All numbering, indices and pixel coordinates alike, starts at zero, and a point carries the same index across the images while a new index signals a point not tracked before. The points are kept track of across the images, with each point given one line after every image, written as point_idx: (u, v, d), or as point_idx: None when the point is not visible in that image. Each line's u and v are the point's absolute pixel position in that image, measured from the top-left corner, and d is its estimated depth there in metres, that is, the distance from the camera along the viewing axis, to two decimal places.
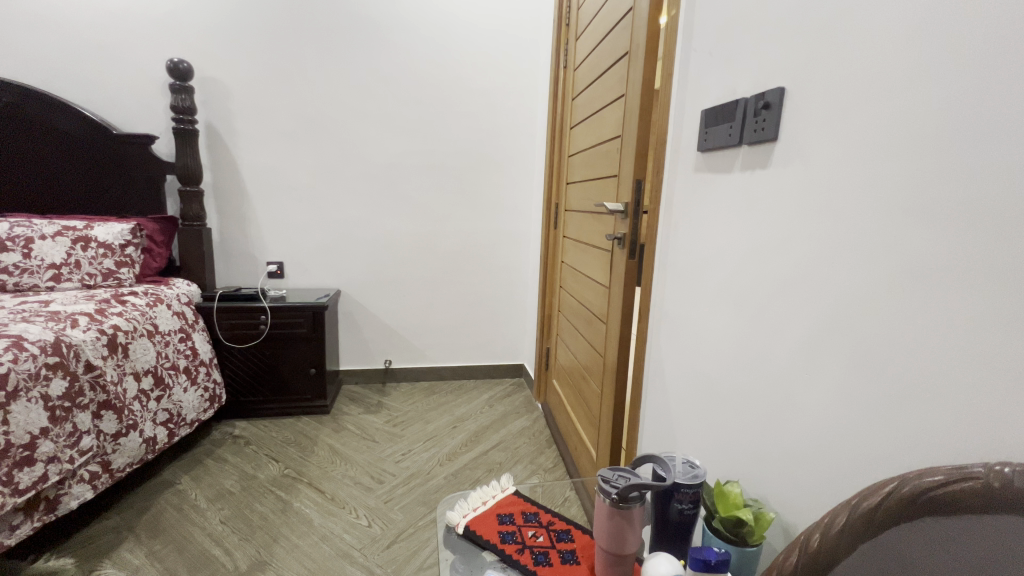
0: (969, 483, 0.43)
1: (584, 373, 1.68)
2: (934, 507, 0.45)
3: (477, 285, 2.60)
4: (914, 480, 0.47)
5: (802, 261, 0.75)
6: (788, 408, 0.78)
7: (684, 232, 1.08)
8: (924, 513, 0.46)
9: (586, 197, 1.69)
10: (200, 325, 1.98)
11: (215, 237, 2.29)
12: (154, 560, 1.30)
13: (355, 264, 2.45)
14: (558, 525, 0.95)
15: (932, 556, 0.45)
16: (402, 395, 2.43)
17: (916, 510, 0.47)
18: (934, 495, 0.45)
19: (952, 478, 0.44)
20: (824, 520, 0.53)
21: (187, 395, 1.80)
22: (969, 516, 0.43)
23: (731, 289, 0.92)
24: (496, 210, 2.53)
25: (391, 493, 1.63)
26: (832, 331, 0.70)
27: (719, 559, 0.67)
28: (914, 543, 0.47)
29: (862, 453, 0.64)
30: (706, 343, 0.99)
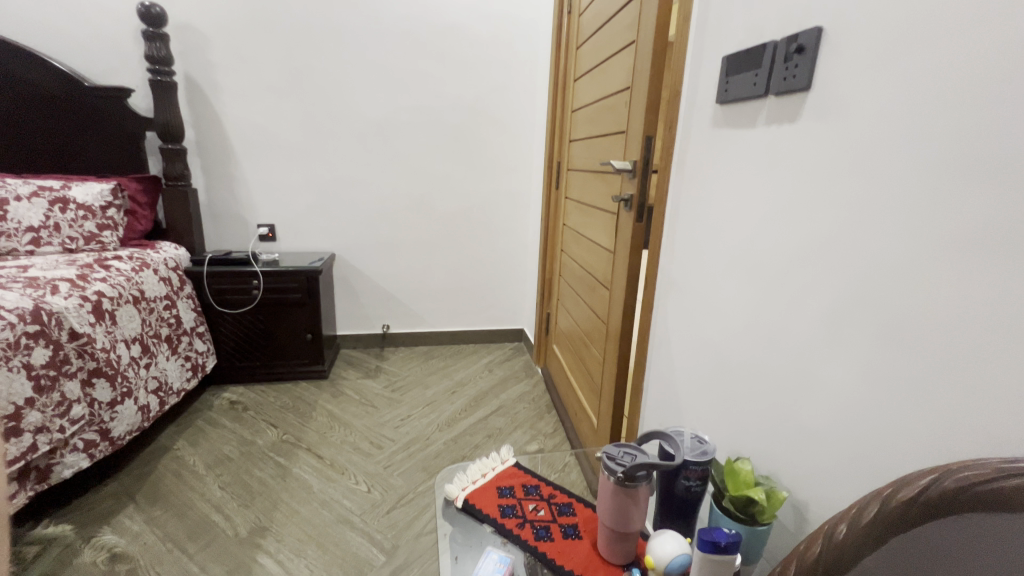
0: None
1: (585, 339, 1.64)
2: (981, 503, 0.40)
3: (476, 249, 2.52)
4: (956, 473, 0.43)
5: (828, 226, 0.68)
6: (804, 384, 0.73)
7: (696, 193, 1.01)
8: (968, 509, 0.41)
9: (591, 156, 1.59)
10: (185, 291, 1.93)
11: (202, 198, 2.20)
12: (154, 526, 1.30)
13: (349, 227, 2.36)
14: (560, 498, 0.93)
15: (975, 551, 0.41)
16: (400, 360, 2.41)
17: (958, 505, 0.42)
18: (981, 490, 0.41)
19: (1002, 474, 0.40)
20: (851, 511, 0.49)
21: (169, 364, 1.77)
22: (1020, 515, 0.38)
23: (747, 256, 0.85)
24: (495, 169, 2.42)
25: (390, 459, 1.62)
26: (858, 303, 0.64)
27: (729, 540, 0.64)
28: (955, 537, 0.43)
29: (885, 435, 0.60)
30: (718, 312, 0.93)
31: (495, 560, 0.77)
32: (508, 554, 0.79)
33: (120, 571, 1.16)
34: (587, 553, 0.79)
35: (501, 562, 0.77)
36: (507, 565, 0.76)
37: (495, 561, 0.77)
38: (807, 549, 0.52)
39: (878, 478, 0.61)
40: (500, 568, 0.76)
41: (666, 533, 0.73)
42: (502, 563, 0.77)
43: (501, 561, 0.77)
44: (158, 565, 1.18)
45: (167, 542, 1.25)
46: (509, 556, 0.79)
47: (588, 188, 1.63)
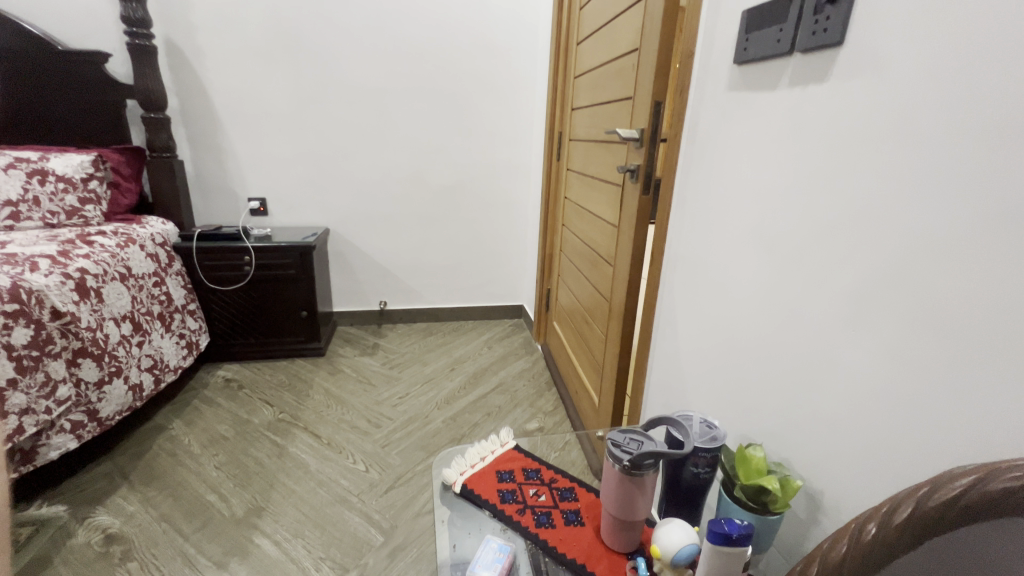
0: None
1: (587, 316, 1.60)
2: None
3: (474, 223, 2.45)
4: (1002, 474, 0.38)
5: (857, 197, 0.63)
6: (822, 368, 0.69)
7: (709, 163, 0.94)
8: (1016, 514, 0.37)
9: (595, 125, 1.51)
10: (175, 267, 1.87)
11: (190, 171, 2.12)
12: (149, 507, 1.28)
13: (343, 201, 2.29)
14: (561, 483, 0.89)
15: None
16: (398, 337, 2.38)
17: (1003, 508, 0.37)
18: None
19: None
20: (882, 510, 0.45)
21: (164, 342, 1.73)
22: None
23: (764, 231, 0.80)
24: (494, 141, 2.33)
25: (388, 437, 1.60)
26: (887, 282, 0.59)
27: (741, 533, 0.61)
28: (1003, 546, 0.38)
29: (912, 424, 0.56)
30: (730, 290, 0.88)
31: (495, 549, 0.75)
32: (508, 542, 0.77)
33: (115, 552, 1.14)
34: (590, 540, 0.76)
35: (501, 550, 0.74)
36: (507, 554, 0.74)
37: (495, 550, 0.75)
38: (830, 548, 0.48)
39: (902, 469, 0.57)
40: (501, 556, 0.73)
41: (673, 522, 0.70)
42: (501, 552, 0.74)
43: (501, 549, 0.75)
44: (153, 546, 1.16)
45: (162, 523, 1.23)
46: (509, 544, 0.76)
47: (591, 159, 1.55)
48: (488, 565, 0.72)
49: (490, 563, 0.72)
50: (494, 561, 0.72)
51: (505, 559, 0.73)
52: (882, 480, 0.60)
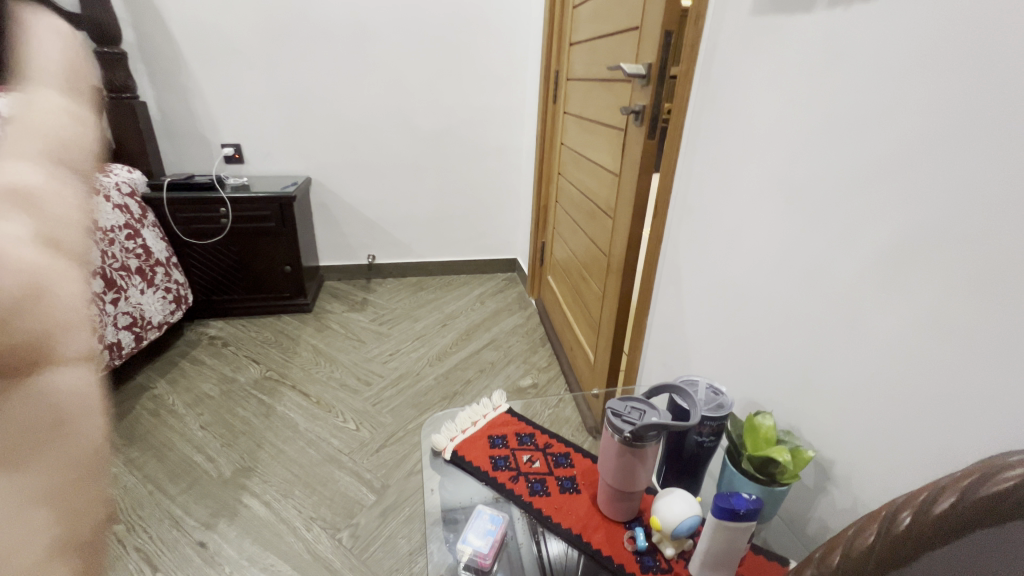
0: None
1: (583, 272, 1.53)
2: None
3: (465, 172, 2.32)
4: None
5: (903, 140, 0.54)
6: (843, 332, 0.63)
7: (725, 103, 0.84)
8: None
9: (596, 61, 1.37)
10: (150, 219, 1.75)
11: (155, 114, 1.96)
12: (133, 468, 1.25)
13: (324, 147, 2.14)
14: (557, 448, 0.85)
15: None
16: (388, 292, 2.31)
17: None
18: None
19: None
20: (920, 498, 0.40)
21: (147, 297, 1.65)
22: None
23: (785, 180, 0.71)
24: (485, 82, 2.16)
25: (379, 395, 1.57)
26: (931, 240, 0.52)
27: (750, 508, 0.56)
28: None
29: (947, 396, 0.50)
30: (742, 246, 0.81)
31: (487, 521, 0.71)
32: (501, 513, 0.73)
33: None
34: (586, 509, 0.73)
35: (492, 523, 0.71)
36: (499, 526, 0.70)
37: (487, 522, 0.71)
38: (854, 536, 0.43)
39: (931, 445, 0.52)
40: (492, 529, 0.70)
41: (675, 493, 0.66)
42: (494, 524, 0.71)
43: (494, 521, 0.71)
44: (138, 508, 1.14)
45: (147, 484, 1.20)
46: (502, 514, 0.73)
47: (591, 101, 1.43)
48: (478, 539, 0.69)
49: (481, 536, 0.69)
50: (485, 535, 0.69)
51: (497, 533, 0.69)
52: (906, 454, 0.55)
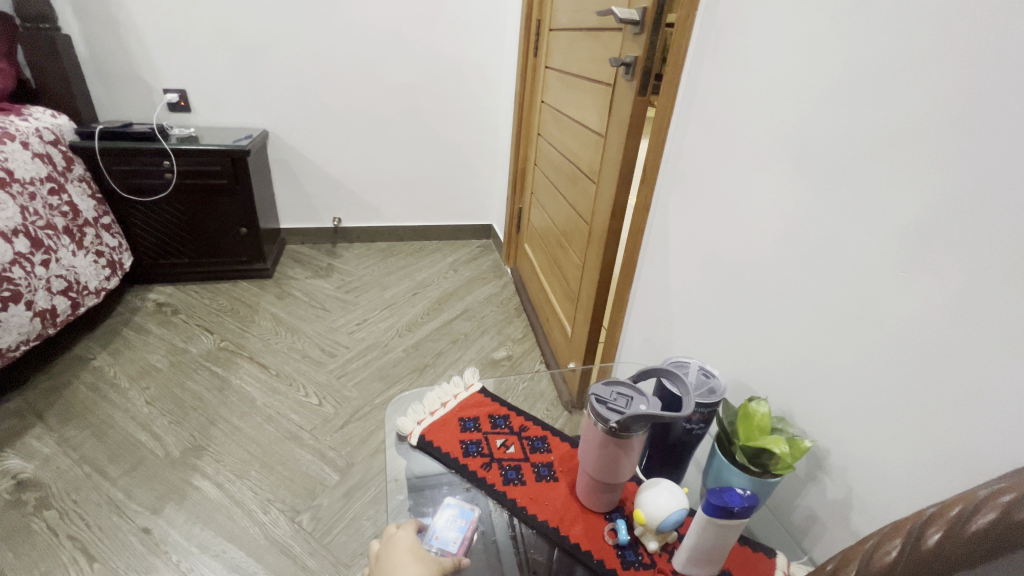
0: None
1: (562, 239, 1.45)
2: None
3: (437, 131, 2.17)
4: None
5: (943, 93, 0.46)
6: (852, 313, 0.57)
7: (728, 54, 0.75)
8: None
9: (583, 8, 1.25)
10: (77, 172, 1.56)
11: (82, 52, 1.72)
12: (69, 448, 1.14)
13: (282, 98, 1.95)
14: (533, 431, 0.80)
15: None
16: (355, 257, 2.18)
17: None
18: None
19: None
20: (953, 514, 0.35)
21: (78, 260, 1.49)
22: None
23: (795, 142, 0.64)
24: (460, 29, 1.98)
25: (344, 368, 1.48)
26: (968, 212, 0.45)
27: (744, 506, 0.51)
28: None
29: (971, 388, 0.45)
30: (740, 216, 0.74)
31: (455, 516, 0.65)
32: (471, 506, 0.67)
33: (29, 501, 1.01)
34: (564, 499, 0.68)
35: (462, 517, 0.65)
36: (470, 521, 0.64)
37: (455, 517, 0.65)
38: (874, 550, 0.39)
39: (945, 439, 0.47)
40: (462, 525, 0.64)
41: (661, 484, 0.61)
42: (464, 518, 0.65)
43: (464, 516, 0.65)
44: (74, 492, 1.04)
45: (84, 466, 1.10)
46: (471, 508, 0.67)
47: (575, 53, 1.31)
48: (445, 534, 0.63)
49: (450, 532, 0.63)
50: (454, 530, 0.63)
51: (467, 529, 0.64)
52: (916, 446, 0.50)
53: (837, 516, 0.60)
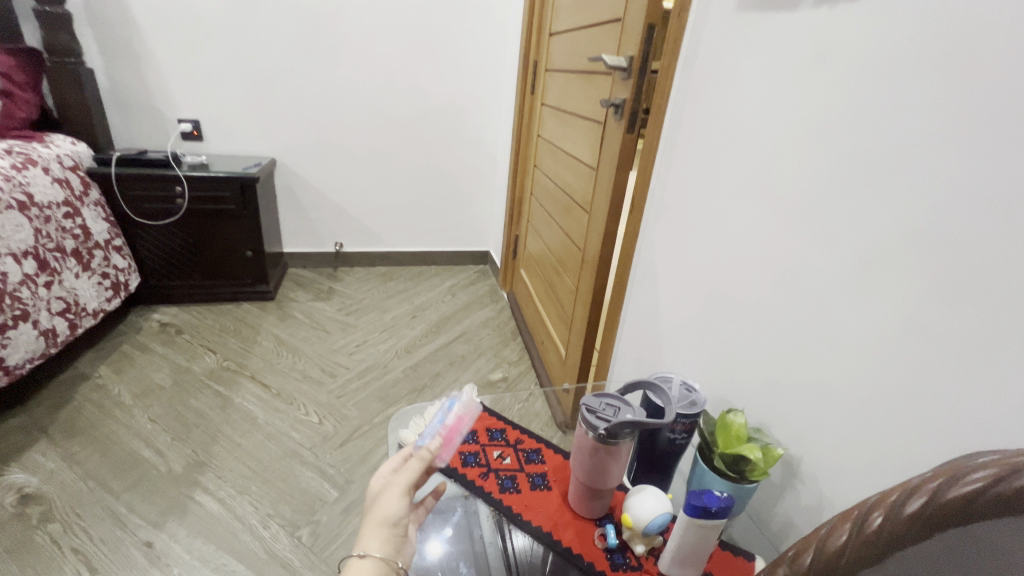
0: None
1: (557, 265, 1.52)
2: None
3: (438, 161, 2.27)
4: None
5: (885, 140, 0.53)
6: (819, 333, 0.63)
7: (707, 98, 0.83)
8: None
9: (577, 53, 1.35)
10: (92, 197, 1.63)
11: (103, 84, 1.82)
12: (72, 464, 1.16)
13: (291, 129, 2.04)
14: (528, 444, 0.84)
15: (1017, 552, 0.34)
16: (355, 281, 2.24)
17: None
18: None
19: None
20: (890, 497, 0.39)
21: (81, 282, 1.53)
22: None
23: (765, 179, 0.71)
24: (463, 67, 2.11)
25: (344, 388, 1.51)
26: (912, 242, 0.51)
27: (721, 506, 0.56)
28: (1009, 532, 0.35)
29: (920, 398, 0.50)
30: (720, 244, 0.81)
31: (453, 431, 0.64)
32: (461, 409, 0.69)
33: (33, 514, 1.03)
34: (558, 506, 0.72)
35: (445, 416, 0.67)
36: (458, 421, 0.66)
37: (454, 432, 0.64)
38: (826, 535, 0.42)
39: (902, 444, 0.52)
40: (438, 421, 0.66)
41: (646, 490, 0.66)
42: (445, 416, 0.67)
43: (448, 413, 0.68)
44: (78, 506, 1.06)
45: (88, 481, 1.12)
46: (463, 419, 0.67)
47: (570, 92, 1.41)
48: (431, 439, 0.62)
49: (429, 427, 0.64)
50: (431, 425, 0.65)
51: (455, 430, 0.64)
52: (877, 452, 0.55)
53: (812, 522, 0.64)
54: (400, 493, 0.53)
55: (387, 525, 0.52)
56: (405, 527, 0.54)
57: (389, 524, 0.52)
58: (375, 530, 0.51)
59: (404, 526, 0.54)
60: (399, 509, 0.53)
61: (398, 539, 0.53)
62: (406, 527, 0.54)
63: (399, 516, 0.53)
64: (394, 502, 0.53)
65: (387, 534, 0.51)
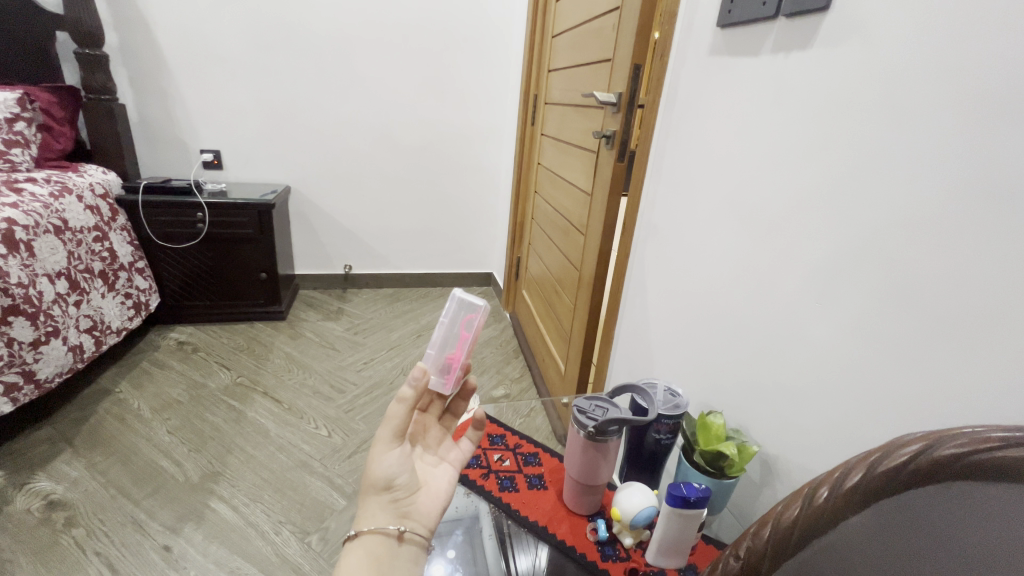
0: (1002, 452, 0.34)
1: (556, 285, 1.60)
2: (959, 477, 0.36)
3: (444, 187, 2.38)
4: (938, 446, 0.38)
5: (831, 169, 0.61)
6: (785, 340, 0.69)
7: (686, 131, 0.92)
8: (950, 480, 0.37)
9: (573, 87, 1.46)
10: (119, 222, 1.74)
11: (133, 118, 1.95)
12: (96, 472, 1.22)
13: (305, 158, 2.17)
14: (526, 448, 0.91)
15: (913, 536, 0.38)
16: (363, 302, 2.32)
17: (946, 473, 0.37)
18: (976, 459, 0.35)
19: (982, 446, 0.35)
20: (834, 474, 0.44)
21: (106, 301, 1.62)
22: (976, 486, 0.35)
23: (736, 202, 0.78)
24: (467, 100, 2.24)
25: (352, 403, 1.57)
26: (855, 257, 0.58)
27: (699, 496, 0.62)
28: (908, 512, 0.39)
29: (869, 395, 0.57)
30: (700, 261, 0.88)
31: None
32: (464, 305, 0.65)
33: (58, 519, 1.09)
34: (553, 503, 0.78)
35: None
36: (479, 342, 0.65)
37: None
38: (782, 512, 0.47)
39: (857, 438, 0.58)
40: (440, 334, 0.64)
41: (634, 486, 0.71)
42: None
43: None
44: (100, 512, 1.12)
45: (110, 488, 1.18)
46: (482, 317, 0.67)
47: (567, 124, 1.51)
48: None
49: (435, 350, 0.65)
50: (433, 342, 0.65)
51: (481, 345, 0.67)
52: (837, 447, 0.61)
53: None
54: (381, 455, 0.54)
55: (375, 490, 0.54)
56: (404, 486, 0.55)
57: (377, 489, 0.54)
58: (367, 497, 0.54)
59: (400, 484, 0.55)
60: (380, 470, 0.54)
61: (395, 499, 0.55)
62: (406, 485, 0.56)
63: (384, 476, 0.54)
64: (379, 466, 0.54)
65: (378, 498, 0.54)
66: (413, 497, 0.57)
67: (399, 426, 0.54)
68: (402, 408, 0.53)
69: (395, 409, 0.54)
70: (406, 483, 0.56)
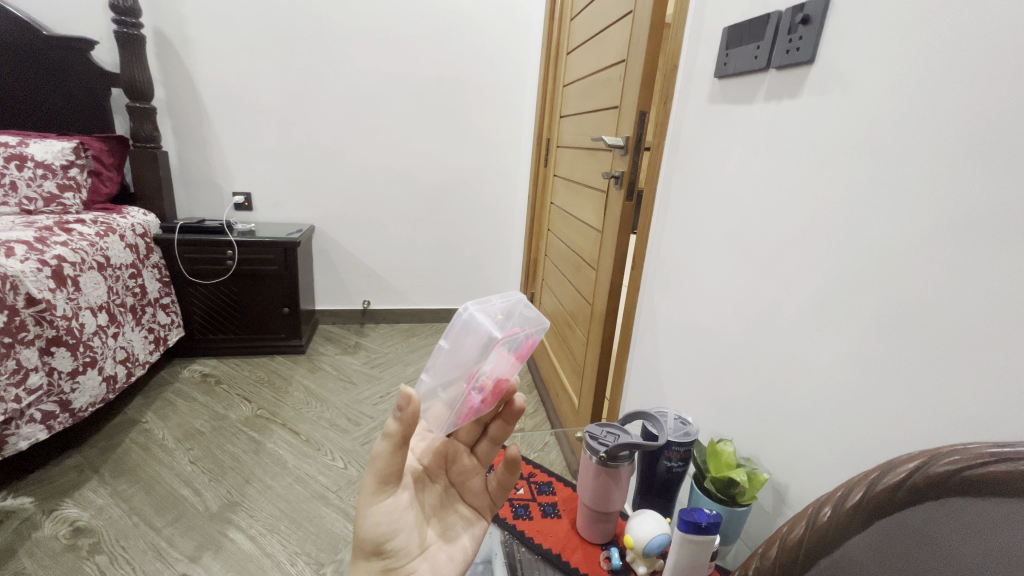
0: (1008, 466, 0.32)
1: (570, 319, 1.63)
2: (966, 492, 0.34)
3: (460, 226, 2.47)
4: (938, 460, 0.36)
5: (825, 205, 0.65)
6: (790, 368, 0.71)
7: (690, 172, 0.97)
8: (954, 496, 0.35)
9: (583, 132, 1.55)
10: (152, 259, 1.84)
11: (173, 164, 2.10)
12: (120, 500, 1.26)
13: (329, 199, 2.28)
14: (540, 477, 0.93)
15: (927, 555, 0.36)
16: (381, 337, 2.37)
17: (943, 490, 0.36)
18: (974, 473, 0.34)
19: (992, 459, 0.33)
20: (835, 494, 0.44)
21: (134, 334, 1.68)
22: (975, 503, 0.34)
23: (738, 237, 0.82)
24: (483, 144, 2.36)
25: (367, 436, 1.59)
26: (852, 285, 0.61)
27: (710, 521, 0.62)
28: (909, 531, 0.38)
29: (870, 419, 0.58)
30: (706, 293, 0.91)
31: (472, 316, 0.51)
32: None
33: (83, 546, 1.11)
34: (566, 532, 0.79)
35: None
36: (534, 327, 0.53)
37: (477, 316, 0.51)
38: (789, 531, 0.47)
39: (862, 462, 0.59)
40: None
41: (646, 513, 0.72)
42: None
43: None
44: (123, 539, 1.14)
45: (133, 516, 1.21)
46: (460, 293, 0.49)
47: (578, 165, 1.59)
48: (449, 363, 0.52)
49: None
50: None
51: (507, 330, 0.51)
52: (843, 471, 0.62)
53: None
54: (368, 518, 0.50)
55: (366, 553, 0.50)
56: (398, 549, 0.51)
57: (368, 554, 0.50)
58: (359, 559, 0.51)
59: (393, 549, 0.51)
60: (368, 533, 0.50)
61: (388, 564, 0.51)
62: (399, 551, 0.51)
63: (373, 540, 0.50)
64: (368, 533, 0.50)
65: (369, 563, 0.50)
66: (410, 563, 0.52)
67: (383, 479, 0.49)
68: (386, 448, 0.47)
69: (380, 448, 0.47)
70: (400, 545, 0.51)
